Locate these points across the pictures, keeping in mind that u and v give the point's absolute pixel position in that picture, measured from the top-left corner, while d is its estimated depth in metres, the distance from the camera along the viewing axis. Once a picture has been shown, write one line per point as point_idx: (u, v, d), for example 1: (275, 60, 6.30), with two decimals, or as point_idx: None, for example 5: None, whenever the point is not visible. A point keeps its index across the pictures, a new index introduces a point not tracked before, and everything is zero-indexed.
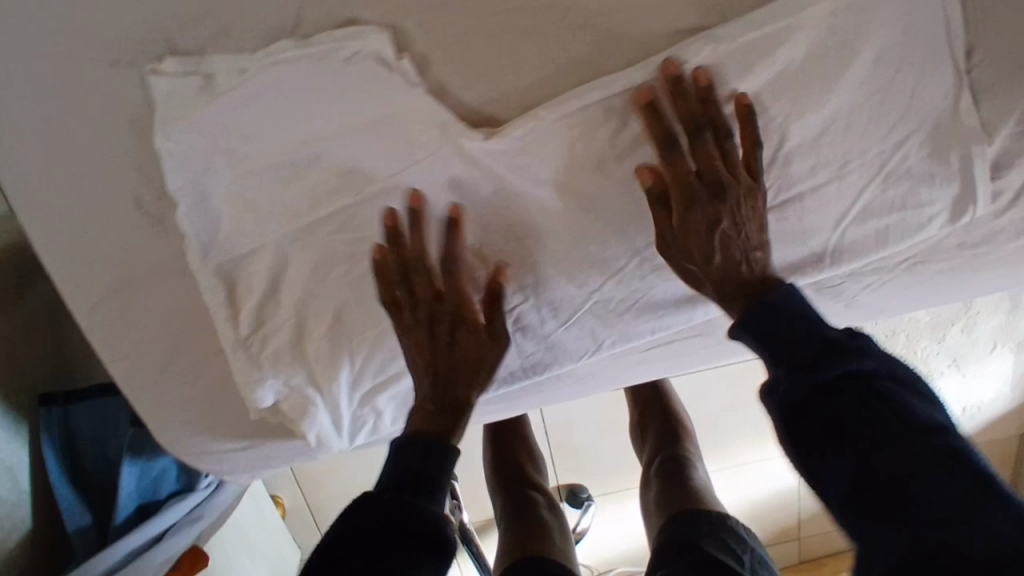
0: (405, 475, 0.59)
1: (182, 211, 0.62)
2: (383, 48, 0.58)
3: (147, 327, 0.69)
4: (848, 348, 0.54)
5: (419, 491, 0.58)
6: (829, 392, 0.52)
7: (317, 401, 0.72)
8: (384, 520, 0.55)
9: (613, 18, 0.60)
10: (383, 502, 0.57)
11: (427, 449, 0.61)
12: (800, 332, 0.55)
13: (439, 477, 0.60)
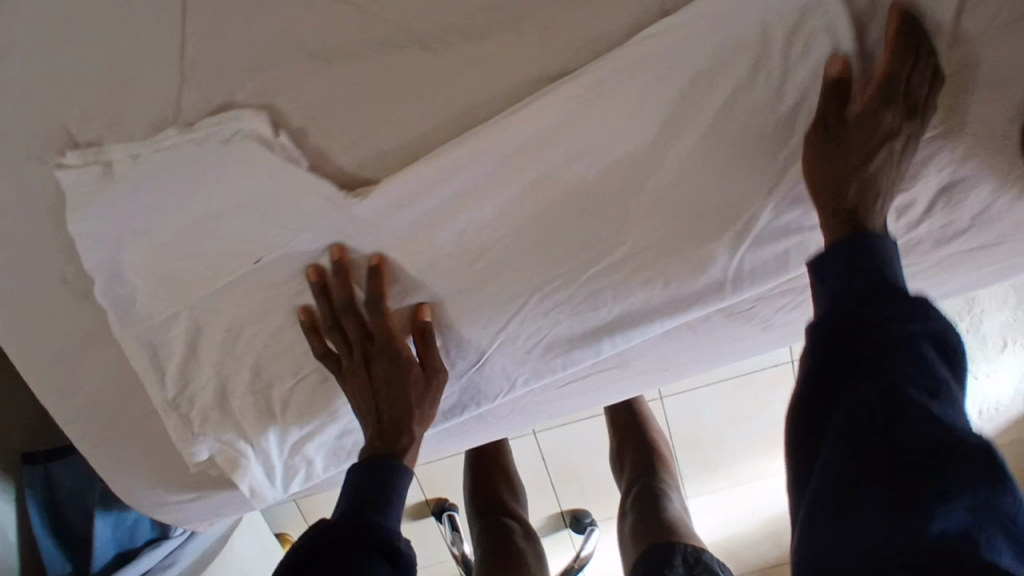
0: (364, 499, 0.69)
1: (99, 287, 0.67)
2: (258, 127, 0.61)
3: (91, 391, 0.74)
4: (907, 313, 0.57)
5: (377, 508, 0.68)
6: (869, 346, 0.56)
7: (248, 453, 0.76)
8: (346, 534, 0.65)
9: (479, 74, 0.62)
10: (343, 523, 0.65)
11: (384, 468, 0.72)
12: (875, 279, 0.59)
13: (393, 498, 0.70)
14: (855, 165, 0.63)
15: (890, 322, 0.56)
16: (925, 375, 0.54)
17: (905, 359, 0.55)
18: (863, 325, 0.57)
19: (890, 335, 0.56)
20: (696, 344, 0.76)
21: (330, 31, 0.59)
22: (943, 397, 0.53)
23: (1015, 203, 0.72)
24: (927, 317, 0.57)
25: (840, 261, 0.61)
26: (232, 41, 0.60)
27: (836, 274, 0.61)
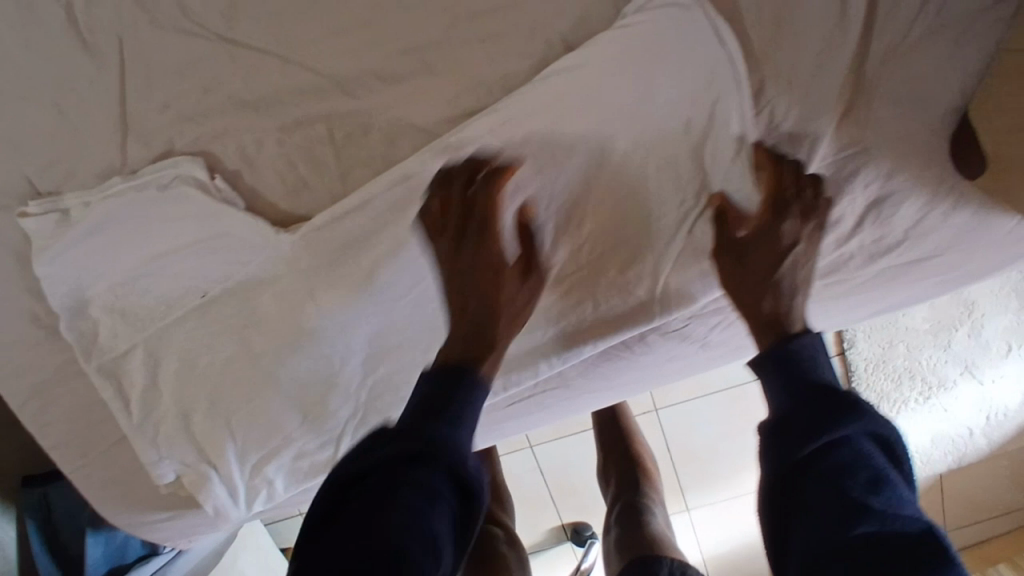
0: (425, 412, 0.54)
1: (65, 322, 0.72)
2: (195, 171, 0.66)
3: (63, 422, 0.79)
4: (848, 410, 0.55)
5: (438, 427, 0.52)
6: (810, 450, 0.54)
7: (211, 475, 0.80)
8: (402, 448, 0.51)
9: (396, 111, 0.65)
10: (408, 426, 0.52)
11: (455, 376, 0.57)
12: (806, 380, 0.58)
13: (460, 411, 0.55)
14: (765, 273, 0.65)
15: (822, 420, 0.54)
16: (867, 467, 0.52)
17: (845, 456, 0.53)
18: (800, 426, 0.55)
19: (830, 433, 0.54)
20: (635, 363, 0.78)
21: (257, 81, 0.64)
22: (887, 486, 0.51)
23: (951, 213, 0.71)
24: (861, 406, 0.55)
25: (775, 365, 0.61)
26: (168, 94, 0.65)
27: (775, 376, 0.60)
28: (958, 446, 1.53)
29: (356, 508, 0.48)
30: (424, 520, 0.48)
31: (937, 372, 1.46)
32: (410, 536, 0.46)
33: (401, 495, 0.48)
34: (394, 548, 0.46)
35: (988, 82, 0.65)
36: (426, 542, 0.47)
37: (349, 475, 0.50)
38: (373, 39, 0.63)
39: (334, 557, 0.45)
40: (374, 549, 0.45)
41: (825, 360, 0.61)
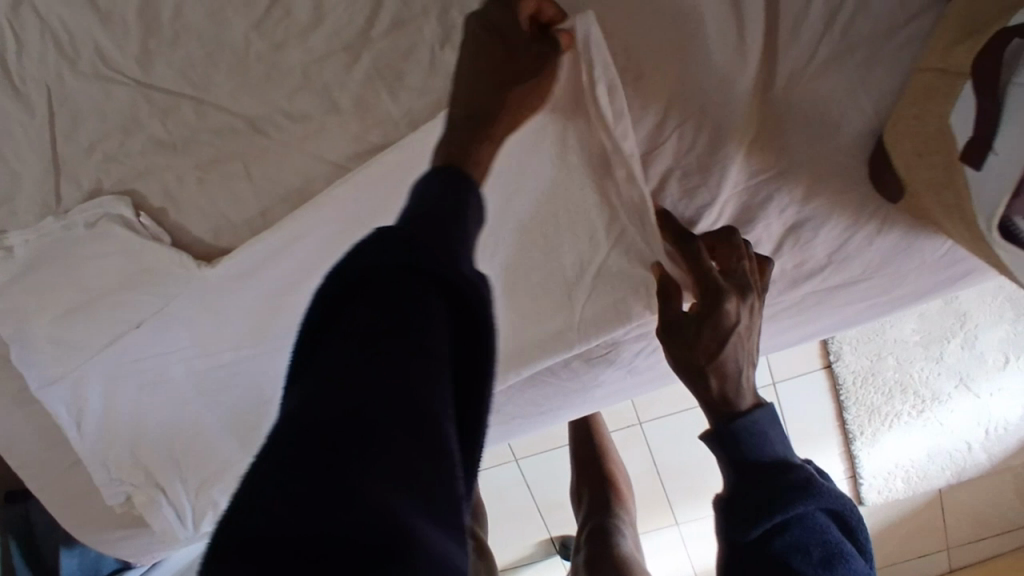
0: (420, 218, 0.43)
1: (14, 352, 0.76)
2: (121, 211, 0.69)
3: (28, 442, 0.84)
4: (801, 492, 0.61)
5: (441, 234, 0.43)
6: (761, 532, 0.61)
7: (160, 498, 0.88)
8: (395, 257, 0.41)
9: (310, 146, 0.68)
10: (401, 233, 0.42)
11: (449, 189, 0.47)
12: (758, 460, 0.63)
13: (460, 221, 0.45)
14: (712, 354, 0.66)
15: (782, 503, 0.60)
16: (815, 545, 0.61)
17: (794, 536, 0.61)
18: (752, 509, 0.61)
19: (780, 517, 0.60)
20: (561, 387, 0.84)
21: (174, 121, 0.67)
22: (837, 563, 0.60)
23: (876, 237, 0.71)
24: (812, 487, 0.61)
25: (728, 446, 0.65)
26: (92, 136, 0.67)
27: (727, 453, 0.65)
28: (956, 460, 1.41)
29: (346, 342, 0.39)
30: (428, 358, 0.40)
31: (930, 385, 1.34)
32: (406, 379, 0.38)
33: (400, 332, 0.39)
34: (394, 397, 0.38)
35: (899, 105, 0.62)
36: (427, 381, 0.39)
37: (332, 294, 0.41)
38: (281, 78, 0.64)
39: (321, 398, 0.37)
40: (370, 392, 0.37)
41: (776, 436, 0.65)
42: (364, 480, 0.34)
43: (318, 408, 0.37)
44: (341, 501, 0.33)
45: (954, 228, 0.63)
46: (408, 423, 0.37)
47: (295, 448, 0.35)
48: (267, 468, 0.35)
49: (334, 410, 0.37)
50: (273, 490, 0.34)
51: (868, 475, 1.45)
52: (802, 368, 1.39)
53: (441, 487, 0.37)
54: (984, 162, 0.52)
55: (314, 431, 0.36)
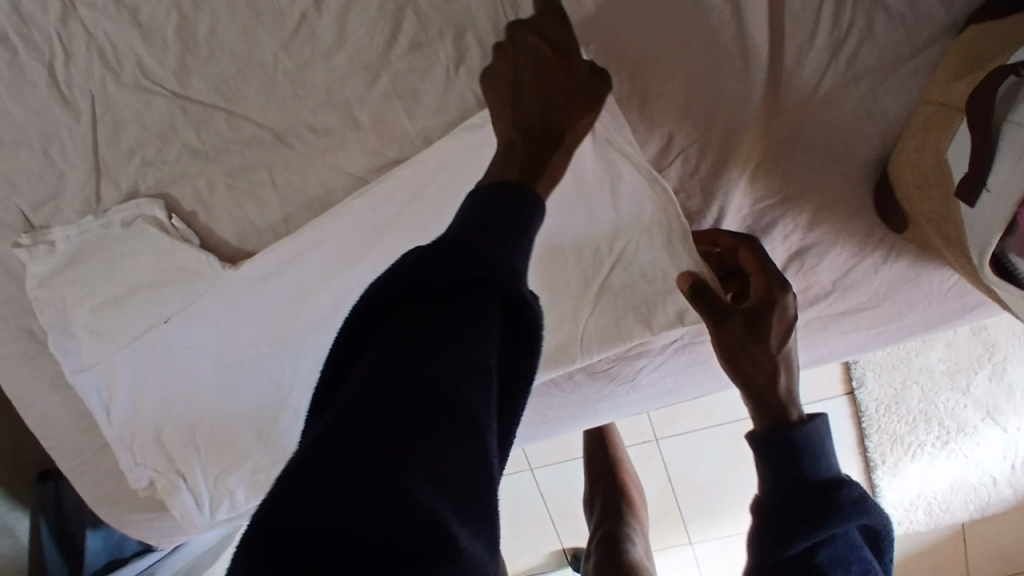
0: (481, 228, 0.45)
1: (53, 339, 0.81)
2: (156, 213, 0.74)
3: (66, 423, 0.90)
4: (853, 507, 0.60)
5: (501, 248, 0.44)
6: (803, 546, 0.59)
7: (180, 484, 0.91)
8: (459, 266, 0.42)
9: (331, 159, 0.72)
10: (459, 243, 0.43)
11: (510, 196, 0.48)
12: (807, 473, 0.62)
13: (519, 235, 0.46)
14: (773, 346, 0.66)
15: (834, 516, 0.59)
16: (853, 561, 0.60)
17: (837, 550, 0.60)
18: (798, 519, 0.60)
19: (826, 532, 0.59)
20: (566, 399, 0.86)
21: (206, 130, 0.71)
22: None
23: (882, 265, 0.72)
24: (864, 503, 0.61)
25: (781, 453, 0.63)
26: (132, 142, 0.72)
27: (775, 460, 0.64)
28: (980, 494, 1.34)
29: (396, 347, 0.41)
30: (474, 370, 0.41)
31: (956, 417, 1.28)
32: (459, 391, 0.40)
33: (459, 342, 0.41)
34: (448, 406, 0.40)
35: (903, 137, 0.63)
36: (478, 392, 0.41)
37: (386, 294, 0.43)
38: (306, 94, 0.68)
39: (377, 397, 0.39)
40: (425, 400, 0.39)
41: (829, 451, 0.64)
42: (413, 486, 0.37)
43: (372, 408, 0.39)
44: (390, 506, 0.35)
45: (952, 261, 0.63)
46: (458, 433, 0.39)
47: (350, 446, 0.37)
48: (319, 458, 0.37)
49: (378, 416, 0.38)
50: (328, 483, 0.36)
51: (889, 505, 1.39)
52: (825, 394, 1.32)
53: (479, 499, 0.39)
54: (977, 199, 0.52)
55: (365, 431, 0.38)
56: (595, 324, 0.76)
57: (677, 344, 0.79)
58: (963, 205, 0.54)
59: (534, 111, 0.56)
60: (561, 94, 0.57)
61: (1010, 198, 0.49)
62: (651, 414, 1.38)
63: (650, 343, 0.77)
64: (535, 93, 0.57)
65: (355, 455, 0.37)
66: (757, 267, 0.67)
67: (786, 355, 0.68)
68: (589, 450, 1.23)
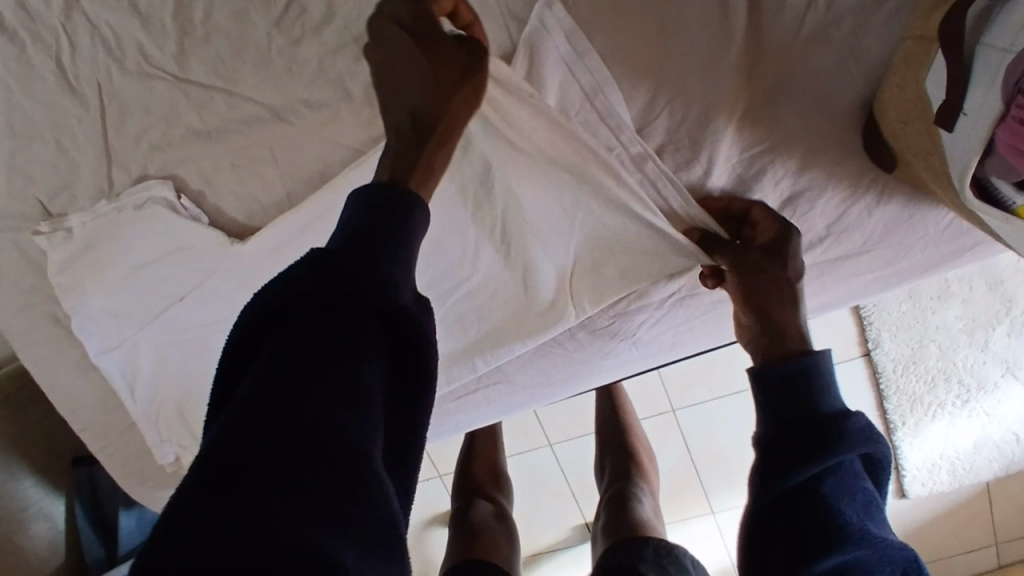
0: (355, 239, 0.47)
1: (77, 320, 0.85)
2: (165, 194, 0.77)
3: (98, 400, 0.97)
4: (858, 437, 0.60)
5: (372, 262, 0.46)
6: (806, 475, 0.60)
7: None
8: (330, 287, 0.45)
9: (326, 129, 0.74)
10: (339, 257, 0.46)
11: (389, 195, 0.50)
12: (808, 406, 0.63)
13: (394, 241, 0.48)
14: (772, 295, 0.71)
15: (840, 446, 0.59)
16: (859, 491, 0.60)
17: (841, 480, 0.60)
18: (802, 448, 0.60)
19: (836, 457, 0.59)
20: (569, 357, 0.91)
21: (207, 111, 0.74)
22: (874, 511, 0.60)
23: (876, 208, 0.73)
24: (868, 434, 0.61)
25: (788, 381, 0.64)
26: (137, 128, 0.75)
27: (780, 394, 0.64)
28: (1006, 453, 1.31)
29: (283, 359, 0.43)
30: (358, 383, 0.44)
31: (976, 374, 1.26)
32: (337, 405, 0.42)
33: (334, 359, 0.44)
34: (326, 422, 0.41)
35: (887, 76, 0.63)
36: (356, 406, 0.43)
37: (271, 310, 0.46)
38: (299, 70, 0.70)
39: (253, 409, 0.41)
40: (304, 417, 0.41)
41: (834, 385, 0.65)
42: (292, 504, 0.38)
43: (248, 418, 0.40)
44: (263, 511, 0.37)
45: (942, 195, 0.64)
46: (336, 438, 0.41)
47: (223, 467, 0.38)
48: (200, 481, 0.38)
49: (261, 427, 0.40)
50: (207, 506, 0.37)
51: (912, 467, 1.36)
52: (838, 357, 1.31)
53: (373, 508, 0.40)
54: (954, 124, 0.53)
55: (243, 449, 0.39)
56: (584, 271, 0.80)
57: (674, 298, 0.84)
58: (944, 131, 0.55)
59: (406, 104, 0.56)
60: (437, 76, 0.56)
61: (989, 117, 0.49)
62: (667, 384, 1.38)
63: (649, 296, 0.83)
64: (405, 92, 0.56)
65: (233, 472, 0.38)
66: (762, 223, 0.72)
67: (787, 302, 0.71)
68: (600, 418, 1.23)
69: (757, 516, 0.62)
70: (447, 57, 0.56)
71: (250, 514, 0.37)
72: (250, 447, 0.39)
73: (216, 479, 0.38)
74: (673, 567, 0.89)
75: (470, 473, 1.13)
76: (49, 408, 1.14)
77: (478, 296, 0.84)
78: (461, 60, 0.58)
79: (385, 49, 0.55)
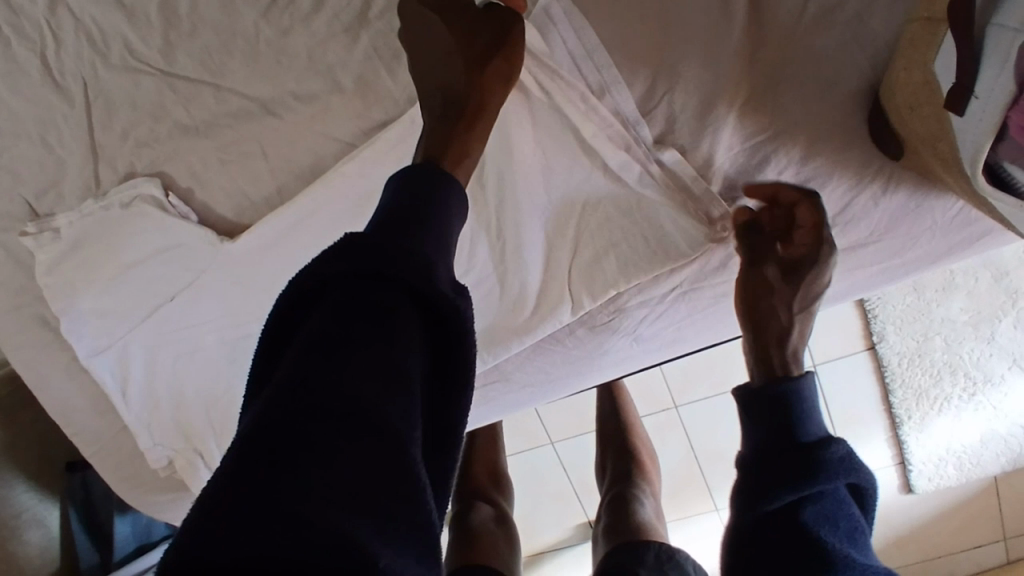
0: (390, 224, 0.48)
1: (67, 321, 0.84)
2: (151, 191, 0.75)
3: (89, 404, 0.95)
4: (838, 461, 0.66)
5: (406, 246, 0.47)
6: (791, 499, 0.65)
7: (197, 462, 1.00)
8: (367, 266, 0.46)
9: (317, 123, 0.71)
10: (374, 241, 0.46)
11: (422, 185, 0.52)
12: (793, 430, 0.68)
13: (427, 228, 0.49)
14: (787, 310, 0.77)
15: (820, 469, 0.65)
16: (841, 519, 0.66)
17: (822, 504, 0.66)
18: (787, 471, 0.66)
19: (820, 482, 0.65)
20: (568, 354, 0.90)
21: (195, 107, 0.71)
22: (853, 537, 0.65)
23: (881, 197, 0.71)
24: (847, 458, 0.67)
25: (773, 410, 0.70)
26: (123, 124, 0.73)
27: (768, 419, 0.70)
28: (1013, 448, 1.29)
29: (323, 343, 0.44)
30: (398, 367, 0.44)
31: (982, 367, 1.23)
32: (375, 389, 0.43)
33: (372, 344, 0.44)
34: (365, 408, 0.42)
35: (895, 59, 0.60)
36: (393, 391, 0.43)
37: (312, 296, 0.47)
38: (288, 62, 0.68)
39: (294, 392, 0.41)
40: (338, 402, 0.41)
41: (818, 412, 0.71)
42: (327, 486, 0.38)
43: (290, 401, 0.41)
44: (297, 497, 0.37)
45: (950, 182, 0.62)
46: (372, 422, 0.41)
47: (259, 448, 0.39)
48: (240, 462, 0.39)
49: (301, 411, 0.41)
50: (244, 489, 0.37)
51: (917, 462, 1.34)
52: (843, 350, 1.29)
53: (409, 495, 0.40)
54: (965, 108, 0.51)
55: (281, 432, 0.40)
56: (583, 266, 0.79)
57: (677, 292, 0.82)
58: (955, 116, 0.53)
59: (435, 77, 0.61)
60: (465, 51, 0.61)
61: (1000, 101, 0.47)
62: (669, 380, 1.37)
63: (651, 292, 0.81)
64: (445, 65, 0.61)
65: (270, 456, 0.39)
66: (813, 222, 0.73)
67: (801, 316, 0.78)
68: (602, 418, 1.21)
69: (745, 540, 0.67)
70: (478, 32, 0.61)
71: (285, 498, 0.37)
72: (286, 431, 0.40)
73: (251, 460, 0.39)
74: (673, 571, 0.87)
75: (468, 474, 1.12)
76: (42, 416, 1.12)
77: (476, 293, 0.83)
78: (492, 31, 0.60)
79: (417, 23, 0.61)
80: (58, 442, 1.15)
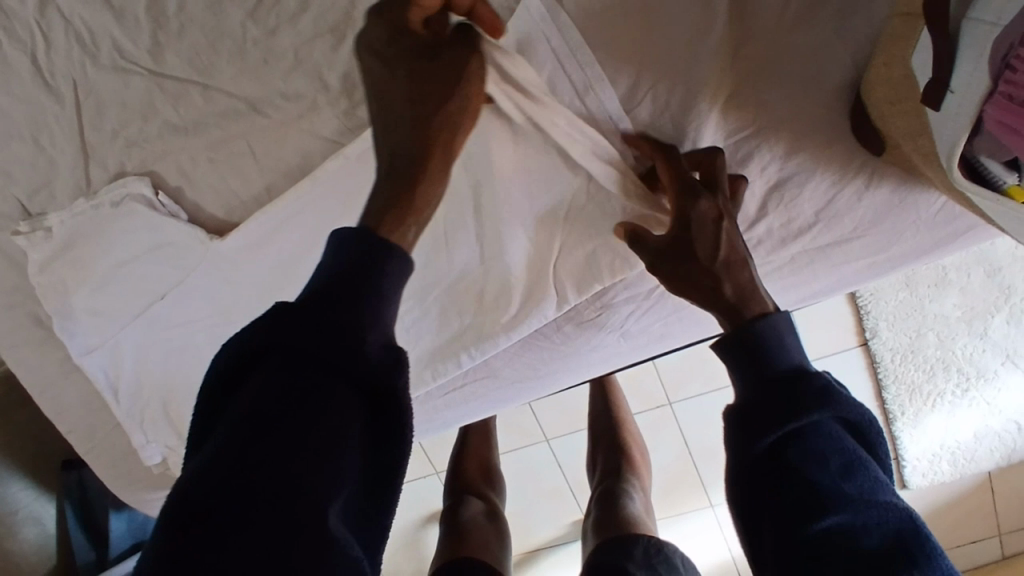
0: (326, 295, 0.47)
1: (60, 321, 0.85)
2: (140, 190, 0.76)
3: (82, 402, 0.96)
4: (819, 393, 0.57)
5: (337, 321, 0.46)
6: (772, 441, 0.57)
7: None
8: (297, 339, 0.46)
9: (304, 122, 0.72)
10: (308, 312, 0.46)
11: (364, 257, 0.50)
12: (766, 368, 0.59)
13: (365, 297, 0.48)
14: (711, 257, 0.64)
15: (796, 406, 0.56)
16: (834, 455, 0.56)
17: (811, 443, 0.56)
18: (763, 417, 0.57)
19: (801, 418, 0.56)
20: (557, 350, 0.90)
21: (183, 106, 0.72)
22: (854, 472, 0.56)
23: (865, 193, 0.72)
24: (830, 391, 0.57)
25: (741, 355, 0.60)
26: (113, 124, 0.73)
27: (741, 367, 0.60)
28: (1007, 443, 1.29)
29: (251, 413, 0.44)
30: (329, 436, 0.45)
31: (976, 363, 1.23)
32: (302, 463, 0.43)
33: (303, 414, 0.44)
34: (289, 484, 0.43)
35: (876, 55, 0.61)
36: (319, 463, 0.44)
37: (247, 360, 0.47)
38: (275, 61, 0.68)
39: (218, 466, 0.42)
40: (260, 478, 0.42)
41: (793, 344, 0.60)
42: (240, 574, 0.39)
43: (214, 475, 0.42)
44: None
45: (932, 177, 0.62)
46: (296, 497, 0.42)
47: (179, 525, 0.40)
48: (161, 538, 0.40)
49: (222, 487, 0.41)
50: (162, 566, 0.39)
51: (912, 458, 1.34)
52: (836, 347, 1.29)
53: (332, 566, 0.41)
54: (941, 102, 0.51)
55: (201, 509, 0.41)
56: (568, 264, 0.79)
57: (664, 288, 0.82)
58: (932, 111, 0.53)
59: (394, 135, 0.59)
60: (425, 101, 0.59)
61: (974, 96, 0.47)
62: (662, 377, 1.37)
63: (636, 287, 0.82)
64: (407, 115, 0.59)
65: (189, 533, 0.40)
66: (669, 176, 0.66)
67: (722, 257, 0.64)
68: (594, 416, 1.21)
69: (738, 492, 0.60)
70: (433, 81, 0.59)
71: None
72: (219, 513, 0.41)
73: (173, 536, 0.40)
74: (663, 566, 0.88)
75: (459, 471, 1.12)
76: (38, 418, 1.13)
77: (464, 290, 0.83)
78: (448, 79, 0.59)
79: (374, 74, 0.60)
80: (54, 442, 1.16)
